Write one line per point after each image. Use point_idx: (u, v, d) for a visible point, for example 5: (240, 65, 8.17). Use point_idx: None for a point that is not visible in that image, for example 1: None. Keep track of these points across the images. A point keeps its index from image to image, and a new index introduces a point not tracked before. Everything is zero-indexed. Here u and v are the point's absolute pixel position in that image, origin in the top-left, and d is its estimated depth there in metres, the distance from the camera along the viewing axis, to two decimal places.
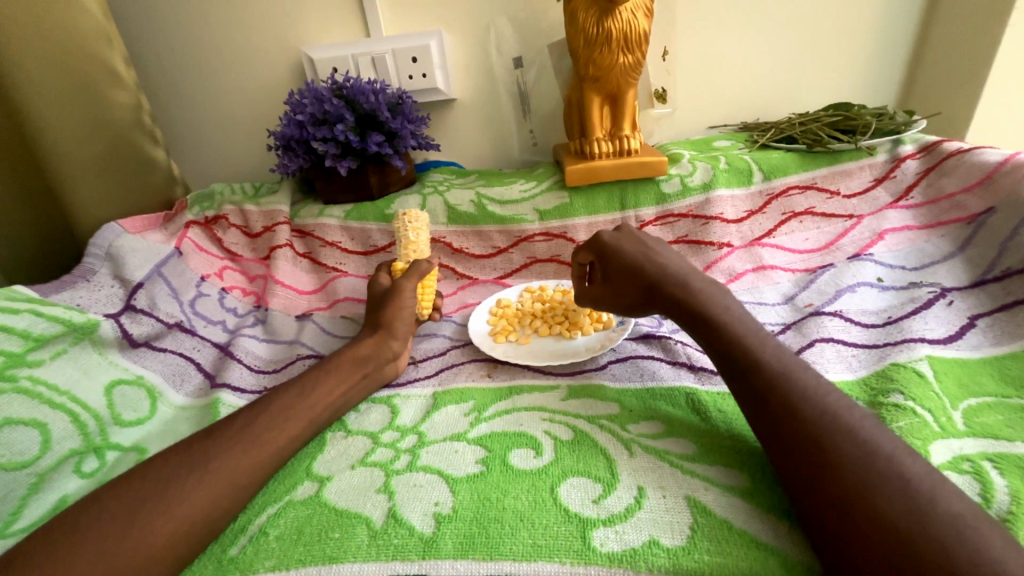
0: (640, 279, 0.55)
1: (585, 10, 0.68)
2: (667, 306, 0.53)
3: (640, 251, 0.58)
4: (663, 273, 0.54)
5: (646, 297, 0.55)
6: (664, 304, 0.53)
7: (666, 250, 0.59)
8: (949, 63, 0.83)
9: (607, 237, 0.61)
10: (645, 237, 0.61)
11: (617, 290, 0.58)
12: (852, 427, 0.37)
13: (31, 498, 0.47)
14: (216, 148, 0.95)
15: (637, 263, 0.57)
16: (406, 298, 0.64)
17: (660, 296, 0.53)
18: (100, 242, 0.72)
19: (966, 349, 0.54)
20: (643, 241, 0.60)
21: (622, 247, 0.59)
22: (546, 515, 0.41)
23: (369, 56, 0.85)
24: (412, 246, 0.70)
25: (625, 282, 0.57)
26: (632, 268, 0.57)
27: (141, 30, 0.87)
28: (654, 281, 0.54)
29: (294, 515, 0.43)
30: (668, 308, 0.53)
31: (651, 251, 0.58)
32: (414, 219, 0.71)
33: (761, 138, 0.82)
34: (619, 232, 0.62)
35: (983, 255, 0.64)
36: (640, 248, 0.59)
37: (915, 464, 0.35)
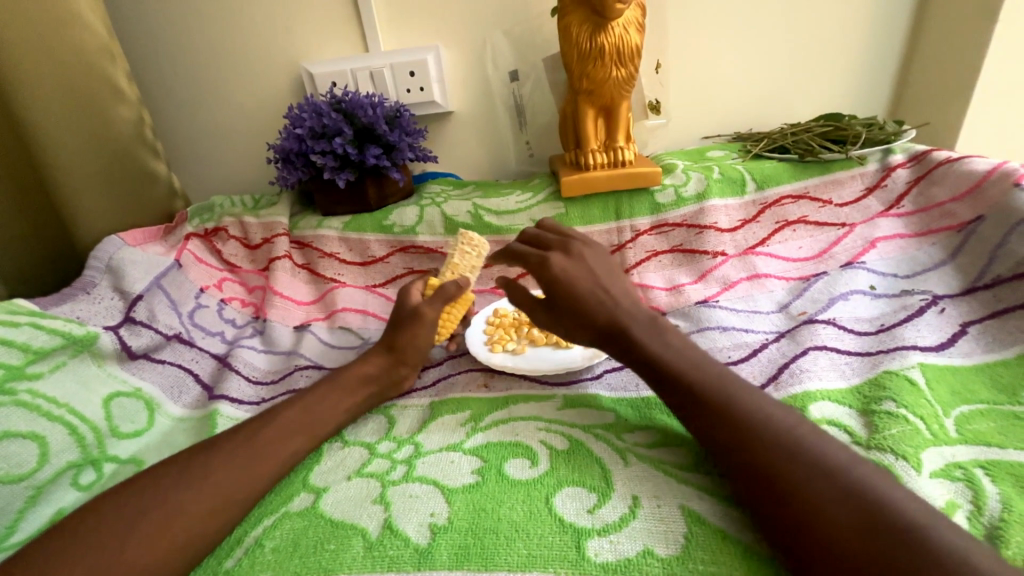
0: (595, 322, 0.52)
1: (579, 26, 0.69)
2: (625, 352, 0.50)
3: (593, 288, 0.53)
4: (619, 316, 0.51)
5: (601, 339, 0.52)
6: (622, 352, 0.50)
7: (619, 284, 0.55)
8: (937, 73, 0.85)
9: (556, 267, 0.55)
10: (596, 263, 0.56)
11: (567, 328, 0.55)
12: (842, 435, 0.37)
13: (29, 511, 0.47)
14: (217, 160, 0.97)
15: (592, 302, 0.52)
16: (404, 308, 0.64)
17: (619, 342, 0.50)
18: (101, 255, 0.73)
19: (958, 357, 0.54)
20: (598, 272, 0.55)
21: (575, 282, 0.54)
22: (541, 525, 0.41)
23: (368, 71, 0.86)
24: (456, 268, 0.70)
25: (577, 324, 0.53)
26: (586, 307, 0.52)
27: (144, 47, 0.89)
28: (609, 325, 0.51)
29: (290, 526, 0.43)
30: (624, 354, 0.50)
31: (604, 287, 0.53)
32: (472, 244, 0.70)
33: (755, 148, 0.83)
34: (570, 259, 0.56)
35: (974, 263, 0.65)
36: (593, 283, 0.54)
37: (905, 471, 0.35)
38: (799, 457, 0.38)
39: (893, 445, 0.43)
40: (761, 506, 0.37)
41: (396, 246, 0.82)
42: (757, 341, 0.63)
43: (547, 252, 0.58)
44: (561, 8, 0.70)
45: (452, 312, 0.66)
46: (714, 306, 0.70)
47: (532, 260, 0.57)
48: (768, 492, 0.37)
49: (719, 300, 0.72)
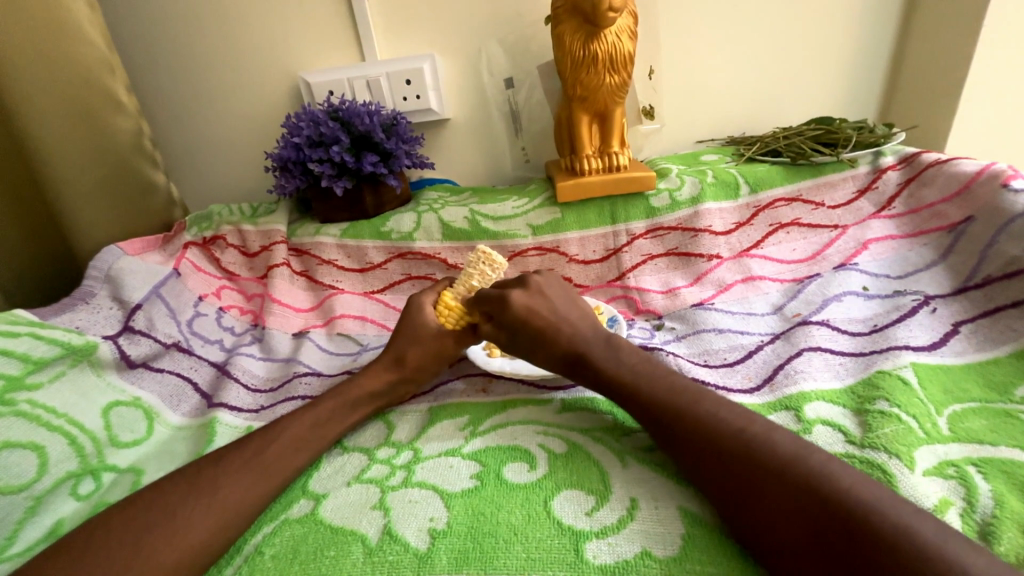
0: (560, 351, 0.55)
1: (572, 34, 0.70)
2: (586, 380, 0.53)
3: (554, 321, 0.56)
4: (579, 344, 0.55)
5: (564, 366, 0.55)
6: (585, 378, 0.53)
7: (575, 311, 0.58)
8: (926, 76, 0.86)
9: (519, 305, 0.57)
10: (553, 294, 0.59)
11: (530, 358, 0.58)
12: None
13: (28, 522, 0.47)
14: (215, 169, 0.97)
15: (556, 334, 0.56)
16: (414, 314, 0.63)
17: (578, 371, 0.54)
18: (100, 264, 0.73)
19: (950, 356, 0.55)
20: (555, 304, 0.58)
21: (535, 317, 0.56)
22: (539, 529, 0.41)
23: (365, 79, 0.87)
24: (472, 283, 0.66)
25: (540, 353, 0.56)
26: (549, 338, 0.55)
27: (142, 58, 0.90)
28: (568, 354, 0.54)
29: (290, 533, 0.43)
30: (586, 379, 0.53)
31: (560, 317, 0.57)
32: (491, 265, 0.65)
33: (748, 152, 0.85)
34: (530, 294, 0.58)
35: (965, 263, 0.66)
36: (552, 314, 0.57)
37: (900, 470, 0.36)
38: (794, 455, 0.38)
39: (886, 443, 0.44)
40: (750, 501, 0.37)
41: (394, 252, 0.82)
42: (752, 343, 0.63)
43: (507, 290, 0.59)
44: (554, 16, 0.71)
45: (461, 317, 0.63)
46: (709, 308, 0.71)
47: (493, 300, 0.58)
48: (762, 488, 0.37)
49: (715, 303, 0.73)
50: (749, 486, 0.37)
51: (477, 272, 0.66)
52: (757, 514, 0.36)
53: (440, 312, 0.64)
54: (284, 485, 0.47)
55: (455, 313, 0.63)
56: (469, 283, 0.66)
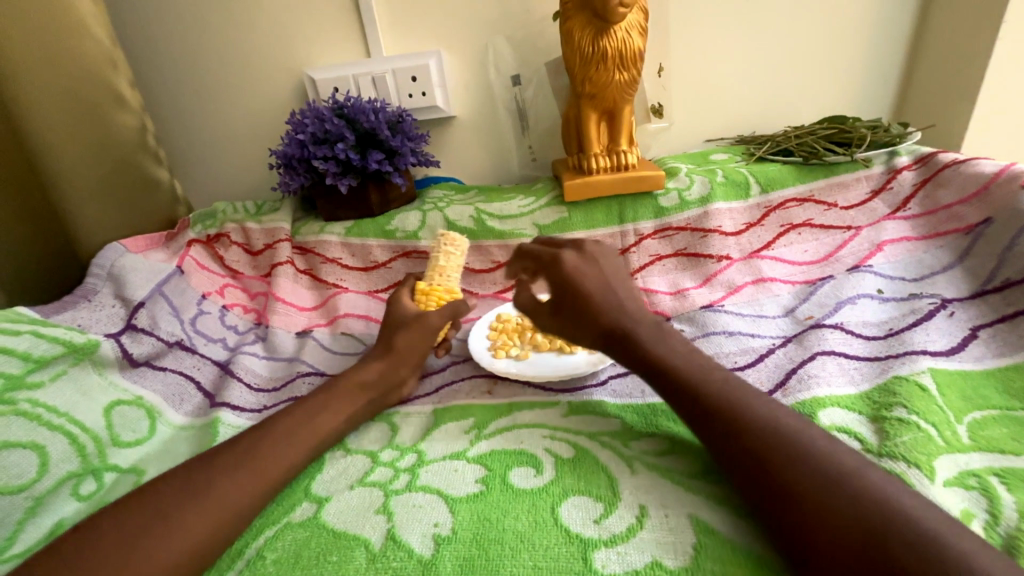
0: (600, 324, 0.53)
1: (581, 30, 0.69)
2: (623, 354, 0.52)
3: (601, 291, 0.55)
4: (622, 321, 0.53)
5: (603, 341, 0.54)
6: (623, 354, 0.52)
7: (628, 289, 0.56)
8: (941, 75, 0.84)
9: (570, 265, 0.56)
10: (608, 265, 0.57)
11: (570, 327, 0.56)
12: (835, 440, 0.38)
13: (28, 523, 0.46)
14: (219, 166, 0.96)
15: (601, 306, 0.54)
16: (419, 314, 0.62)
17: (617, 344, 0.52)
18: (103, 262, 0.73)
19: (969, 361, 0.53)
20: (607, 273, 0.56)
21: (583, 282, 0.55)
22: (547, 536, 0.40)
23: (370, 76, 0.86)
24: (441, 269, 0.69)
25: (579, 324, 0.55)
26: (593, 306, 0.54)
27: (147, 54, 0.89)
28: (611, 328, 0.53)
29: (292, 537, 0.43)
30: (626, 358, 0.52)
31: (609, 287, 0.55)
32: (455, 245, 0.70)
33: (758, 151, 0.83)
34: (583, 258, 0.57)
35: (983, 266, 0.64)
36: (602, 284, 0.55)
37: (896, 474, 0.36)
38: (810, 465, 0.37)
39: (905, 452, 0.42)
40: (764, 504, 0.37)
41: (399, 251, 0.81)
42: (763, 346, 0.62)
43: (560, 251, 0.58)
44: (563, 12, 0.70)
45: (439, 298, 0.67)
46: (719, 311, 0.70)
47: (544, 258, 0.59)
48: (782, 495, 0.36)
49: (725, 305, 0.71)
50: (770, 492, 0.37)
51: (443, 254, 0.70)
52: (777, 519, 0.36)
53: (417, 300, 0.67)
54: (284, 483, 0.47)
55: (434, 295, 0.67)
56: (437, 266, 0.69)
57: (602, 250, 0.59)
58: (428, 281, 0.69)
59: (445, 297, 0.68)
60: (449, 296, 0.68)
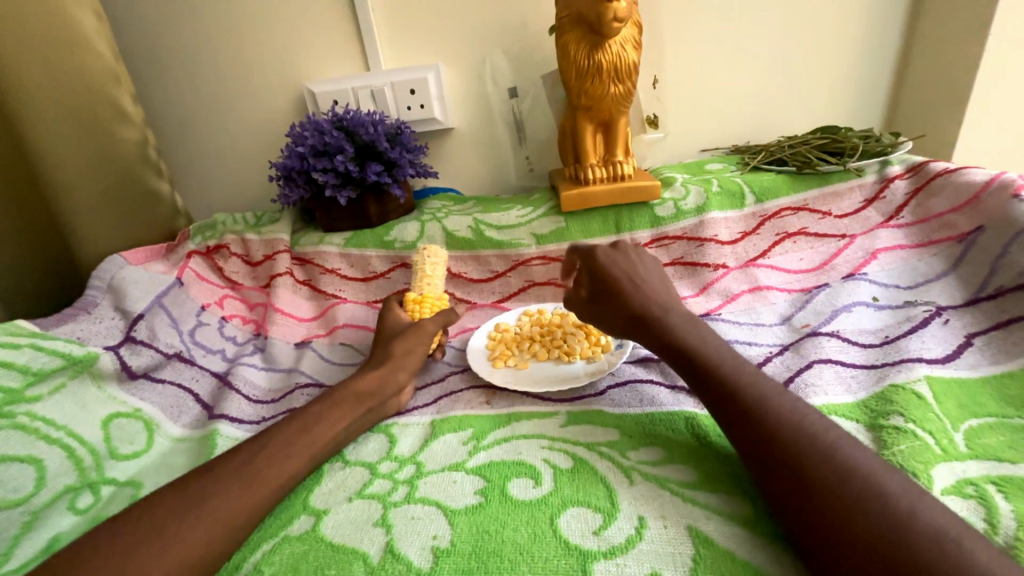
0: (627, 309, 0.57)
1: (577, 44, 0.70)
2: (649, 337, 0.54)
3: (629, 280, 0.59)
4: (651, 307, 0.56)
5: (632, 327, 0.56)
6: (648, 338, 0.54)
7: (661, 283, 0.60)
8: (931, 85, 0.86)
9: (602, 255, 0.62)
10: (643, 262, 0.62)
11: (603, 314, 0.60)
12: (832, 448, 0.38)
13: (24, 537, 0.46)
14: (219, 178, 0.97)
15: (629, 292, 0.58)
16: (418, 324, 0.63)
17: (644, 326, 0.55)
18: (103, 274, 0.73)
19: (964, 369, 0.54)
20: (640, 266, 0.61)
21: (613, 270, 0.60)
22: (546, 548, 0.40)
23: (369, 89, 0.87)
24: (427, 279, 0.72)
25: (611, 309, 0.58)
26: (622, 294, 0.58)
27: (149, 69, 0.90)
28: (639, 312, 0.55)
29: (290, 551, 0.42)
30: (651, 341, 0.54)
31: (640, 279, 0.59)
32: (433, 255, 0.74)
33: (753, 161, 0.84)
34: (614, 251, 0.62)
35: (976, 273, 0.65)
36: (632, 273, 0.60)
37: (894, 482, 0.36)
38: (810, 476, 0.37)
39: (902, 461, 0.42)
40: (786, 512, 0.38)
41: (398, 261, 0.82)
42: (760, 354, 0.62)
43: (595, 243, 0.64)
44: (559, 26, 0.71)
45: (429, 305, 0.69)
46: (716, 319, 0.70)
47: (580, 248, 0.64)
48: (797, 501, 0.37)
49: (722, 313, 0.72)
50: (787, 492, 0.38)
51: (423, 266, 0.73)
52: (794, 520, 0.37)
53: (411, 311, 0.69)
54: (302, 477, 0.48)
55: (425, 302, 0.69)
56: (422, 278, 0.73)
57: (630, 248, 0.63)
58: (416, 292, 0.72)
59: (436, 303, 0.70)
60: (439, 302, 0.71)
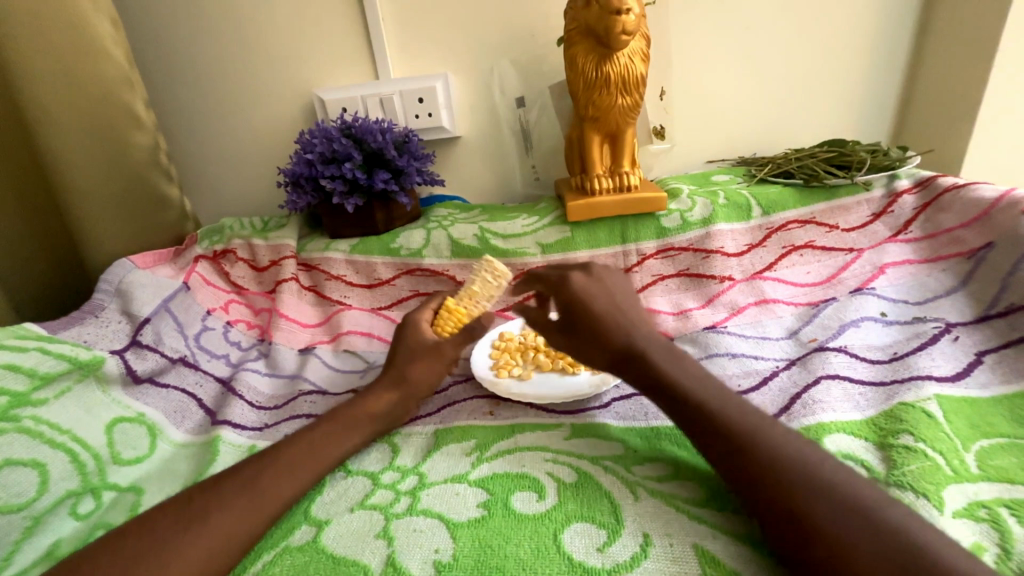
0: (612, 347, 0.51)
1: (585, 56, 0.71)
2: (642, 378, 0.49)
3: (608, 310, 0.53)
4: (637, 343, 0.50)
5: (618, 364, 0.51)
6: (639, 378, 0.49)
7: (636, 308, 0.55)
8: (939, 100, 0.86)
9: (575, 285, 0.55)
10: (614, 286, 0.57)
11: (582, 351, 0.54)
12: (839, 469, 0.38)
13: (25, 543, 0.46)
14: (227, 183, 0.98)
15: (608, 326, 0.52)
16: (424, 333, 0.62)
17: (633, 367, 0.49)
18: (111, 278, 0.74)
19: (975, 387, 0.53)
20: (615, 293, 0.55)
21: (590, 301, 0.54)
22: (549, 564, 0.39)
23: (378, 98, 0.88)
24: (473, 295, 0.64)
25: (593, 345, 0.52)
26: (603, 330, 0.52)
27: (162, 75, 0.91)
28: (627, 349, 0.50)
29: (291, 562, 0.42)
30: (643, 380, 0.49)
31: (619, 308, 0.54)
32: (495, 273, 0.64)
33: (759, 173, 0.84)
34: (589, 279, 0.56)
35: (986, 290, 0.64)
36: (610, 303, 0.54)
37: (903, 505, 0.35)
38: (820, 498, 0.36)
39: (913, 482, 0.42)
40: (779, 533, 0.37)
41: (403, 268, 0.82)
42: (767, 369, 0.62)
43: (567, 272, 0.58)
44: (567, 38, 0.72)
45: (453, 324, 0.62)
46: (722, 332, 0.70)
47: (552, 279, 0.58)
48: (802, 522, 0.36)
49: (728, 326, 0.72)
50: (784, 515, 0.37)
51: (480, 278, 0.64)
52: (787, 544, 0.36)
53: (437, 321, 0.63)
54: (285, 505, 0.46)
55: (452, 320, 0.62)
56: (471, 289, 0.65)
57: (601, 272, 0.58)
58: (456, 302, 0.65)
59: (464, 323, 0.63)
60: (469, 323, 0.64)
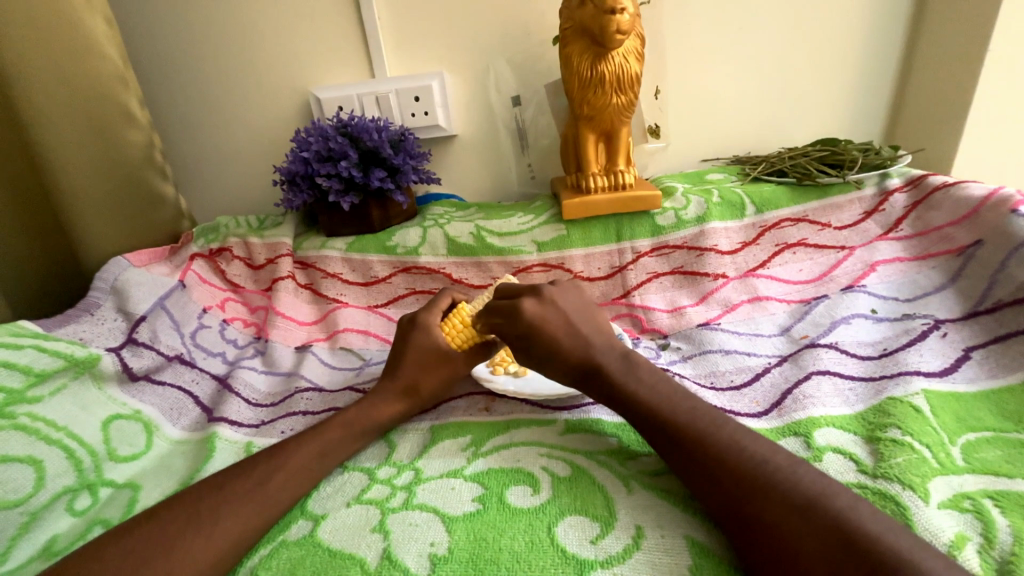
0: (573, 367, 0.53)
1: (580, 55, 0.71)
2: (603, 394, 0.52)
3: (566, 332, 0.55)
4: (595, 358, 0.53)
5: (579, 380, 0.54)
6: (599, 391, 0.52)
7: (590, 322, 0.57)
8: (930, 100, 0.87)
9: (529, 313, 0.55)
10: (568, 304, 0.57)
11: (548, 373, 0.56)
12: None
13: (21, 539, 0.46)
14: (224, 180, 0.98)
15: (567, 348, 0.54)
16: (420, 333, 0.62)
17: (596, 383, 0.52)
18: (106, 276, 0.74)
19: (962, 382, 0.54)
20: (568, 312, 0.56)
21: (546, 325, 0.54)
22: (543, 556, 0.40)
23: (374, 96, 0.88)
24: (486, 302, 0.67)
25: (555, 367, 0.55)
26: (563, 349, 0.54)
27: (158, 72, 0.91)
28: (586, 367, 0.53)
29: (287, 556, 0.43)
30: (602, 393, 0.52)
31: (576, 328, 0.55)
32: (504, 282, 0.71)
33: (753, 172, 0.84)
34: (542, 304, 0.56)
35: (975, 287, 0.65)
36: (565, 325, 0.55)
37: None
38: (808, 489, 0.37)
39: (899, 474, 0.43)
40: (740, 539, 0.38)
41: (399, 266, 0.82)
42: (759, 365, 0.62)
43: (519, 298, 0.57)
44: (562, 37, 0.72)
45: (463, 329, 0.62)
46: (715, 329, 0.71)
47: (505, 311, 0.57)
48: None
49: (721, 323, 0.72)
50: None
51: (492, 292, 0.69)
52: (748, 542, 0.37)
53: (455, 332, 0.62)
54: (283, 510, 0.46)
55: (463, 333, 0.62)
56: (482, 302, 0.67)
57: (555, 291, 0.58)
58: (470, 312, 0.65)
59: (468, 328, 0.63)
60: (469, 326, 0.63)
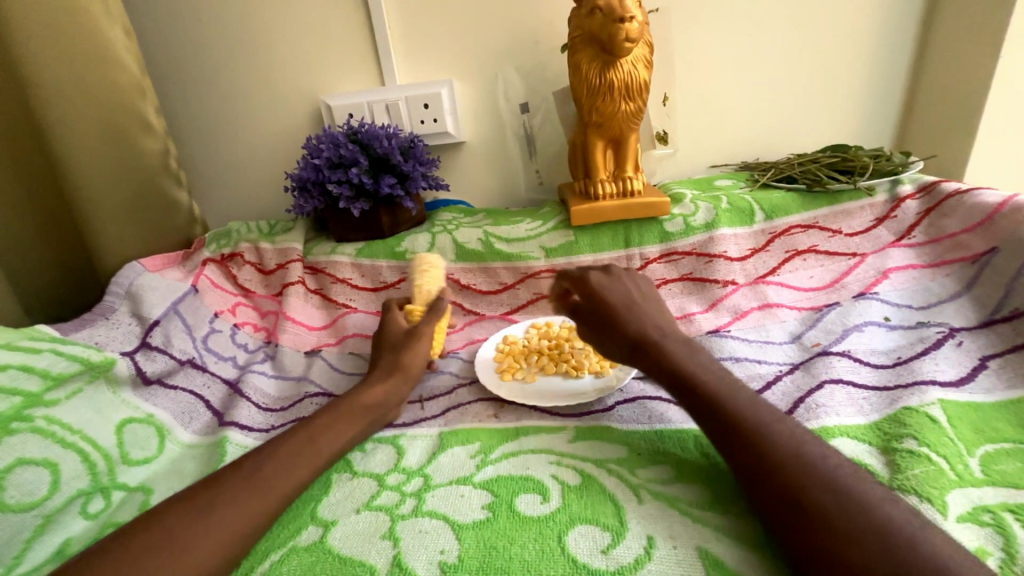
0: (625, 339, 0.54)
1: (588, 63, 0.72)
2: (651, 367, 0.51)
3: (627, 305, 0.56)
4: (649, 334, 0.53)
5: (632, 355, 0.53)
6: (649, 366, 0.51)
7: (655, 305, 0.57)
8: (942, 106, 0.86)
9: (595, 280, 0.58)
10: (636, 283, 0.59)
11: (605, 346, 0.56)
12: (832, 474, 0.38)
13: (35, 542, 0.46)
14: (235, 186, 0.99)
15: (625, 320, 0.55)
16: (421, 342, 0.64)
17: (645, 355, 0.52)
18: (121, 281, 0.75)
19: (979, 392, 0.53)
20: (632, 290, 0.58)
21: (609, 295, 0.57)
22: (554, 565, 0.40)
23: (383, 103, 0.89)
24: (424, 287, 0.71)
25: (610, 337, 0.55)
26: (622, 319, 0.55)
27: (172, 81, 0.93)
28: (639, 339, 0.53)
29: (299, 562, 0.43)
30: (653, 368, 0.51)
31: (638, 305, 0.56)
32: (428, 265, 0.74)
33: (762, 177, 0.84)
34: (607, 276, 0.59)
35: (990, 296, 0.64)
36: (628, 299, 0.57)
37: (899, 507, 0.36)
38: (823, 501, 0.36)
39: (916, 486, 0.42)
40: None
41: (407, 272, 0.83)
42: (770, 373, 0.62)
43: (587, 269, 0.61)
44: (571, 45, 0.73)
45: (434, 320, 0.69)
46: (725, 336, 0.70)
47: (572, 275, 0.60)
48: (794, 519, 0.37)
49: (731, 330, 0.72)
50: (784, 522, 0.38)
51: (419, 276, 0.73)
52: None
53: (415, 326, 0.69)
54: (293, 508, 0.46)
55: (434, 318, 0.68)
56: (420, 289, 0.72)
57: (621, 271, 0.61)
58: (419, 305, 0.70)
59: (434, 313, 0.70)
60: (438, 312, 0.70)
